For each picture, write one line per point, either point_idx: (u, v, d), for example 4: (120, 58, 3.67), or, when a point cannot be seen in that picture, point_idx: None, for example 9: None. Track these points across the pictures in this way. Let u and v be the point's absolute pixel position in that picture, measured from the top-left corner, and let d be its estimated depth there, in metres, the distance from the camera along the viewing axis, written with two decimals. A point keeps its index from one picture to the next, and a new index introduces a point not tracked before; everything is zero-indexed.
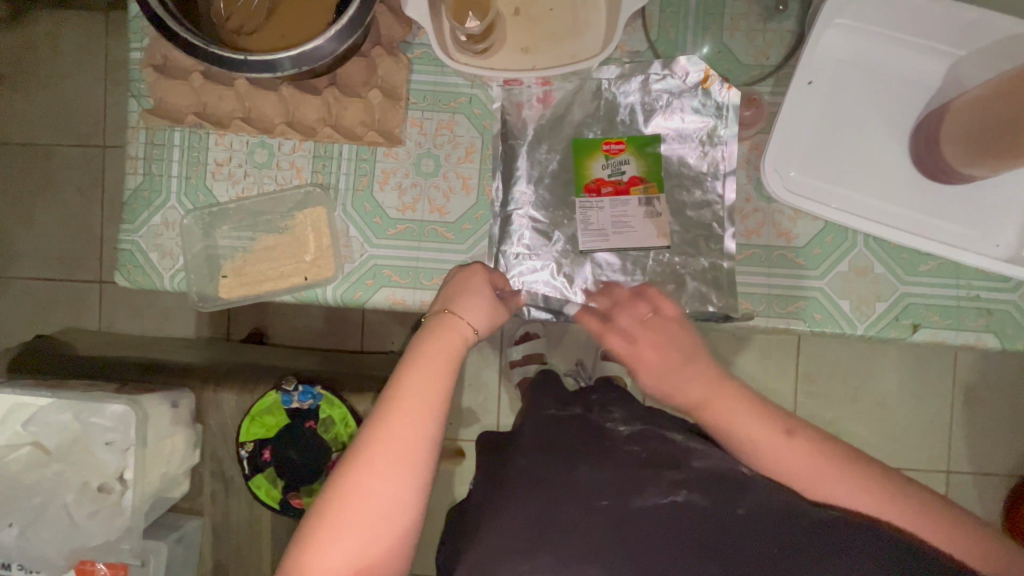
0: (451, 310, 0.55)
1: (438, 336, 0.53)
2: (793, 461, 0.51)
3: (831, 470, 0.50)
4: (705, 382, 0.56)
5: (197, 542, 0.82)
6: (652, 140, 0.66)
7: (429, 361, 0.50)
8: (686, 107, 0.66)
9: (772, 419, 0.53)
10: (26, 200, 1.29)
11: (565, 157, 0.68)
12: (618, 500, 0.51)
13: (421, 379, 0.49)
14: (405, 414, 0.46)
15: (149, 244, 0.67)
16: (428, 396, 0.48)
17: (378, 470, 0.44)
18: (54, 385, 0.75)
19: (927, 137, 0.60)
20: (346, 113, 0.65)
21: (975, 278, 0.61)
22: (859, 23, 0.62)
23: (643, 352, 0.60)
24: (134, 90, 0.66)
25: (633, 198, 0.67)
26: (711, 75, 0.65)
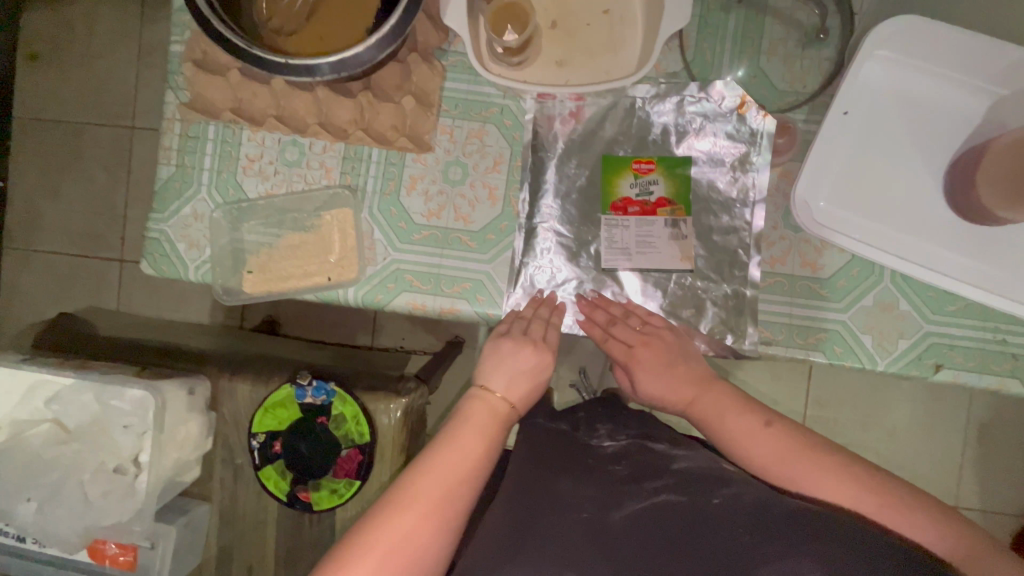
0: (493, 386, 0.60)
1: (479, 410, 0.58)
2: (767, 454, 0.53)
3: (799, 458, 0.52)
4: (694, 380, 0.60)
5: (204, 528, 0.83)
6: (683, 162, 0.66)
7: (468, 432, 0.56)
8: (719, 131, 0.65)
9: (752, 412, 0.56)
10: (55, 176, 1.31)
11: (593, 173, 0.68)
12: (598, 511, 0.49)
13: (460, 446, 0.54)
14: (456, 469, 0.52)
15: (177, 235, 0.68)
16: (477, 458, 0.54)
17: (409, 517, 0.49)
18: (77, 364, 0.77)
19: (961, 178, 0.59)
20: (378, 117, 0.65)
21: (1002, 321, 0.61)
22: (900, 55, 0.61)
23: (641, 353, 0.62)
24: (172, 82, 0.67)
25: (659, 219, 0.66)
26: (748, 101, 0.64)
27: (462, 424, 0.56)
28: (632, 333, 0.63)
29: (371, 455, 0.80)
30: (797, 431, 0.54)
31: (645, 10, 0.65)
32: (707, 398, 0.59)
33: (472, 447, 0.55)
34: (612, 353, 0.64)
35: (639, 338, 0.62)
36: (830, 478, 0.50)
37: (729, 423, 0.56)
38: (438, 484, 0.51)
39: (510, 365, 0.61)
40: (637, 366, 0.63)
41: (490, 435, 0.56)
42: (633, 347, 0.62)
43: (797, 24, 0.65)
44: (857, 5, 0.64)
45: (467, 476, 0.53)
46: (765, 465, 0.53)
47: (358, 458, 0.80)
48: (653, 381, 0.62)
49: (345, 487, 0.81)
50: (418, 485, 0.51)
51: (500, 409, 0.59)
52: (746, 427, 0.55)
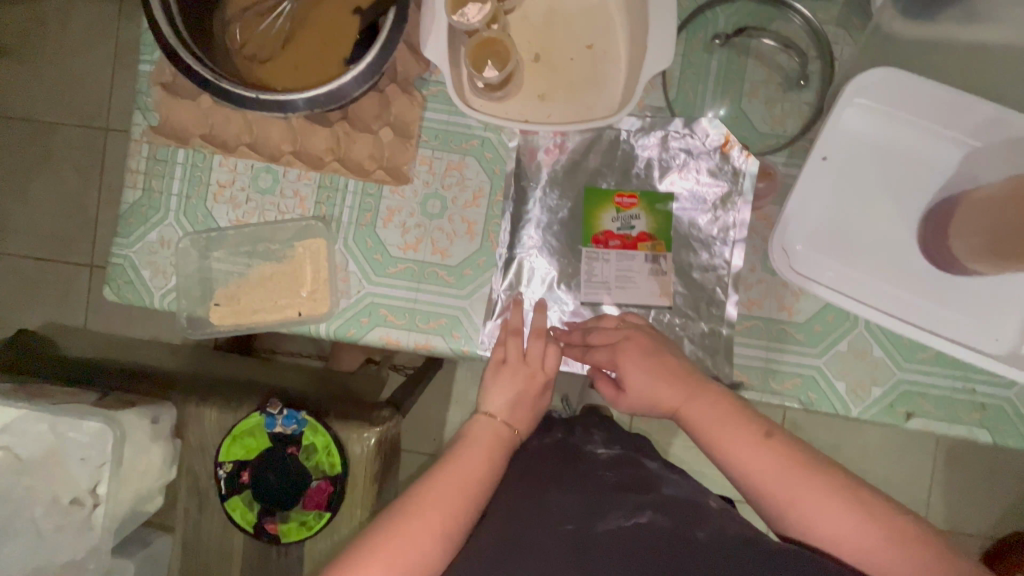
0: (498, 410, 0.59)
1: (483, 433, 0.57)
2: (764, 474, 0.49)
3: (800, 479, 0.48)
4: (681, 385, 0.56)
5: (166, 560, 0.80)
6: (664, 197, 0.66)
7: (473, 453, 0.55)
8: (702, 168, 0.65)
9: (750, 422, 0.52)
10: (22, 178, 1.27)
11: (576, 204, 0.67)
12: (583, 523, 0.50)
13: (463, 466, 0.53)
14: (454, 491, 0.51)
15: (142, 261, 0.65)
16: (475, 481, 0.53)
17: (409, 536, 0.48)
18: (32, 391, 0.73)
19: (937, 227, 0.59)
20: (354, 147, 0.64)
21: (972, 370, 0.61)
22: (879, 103, 0.61)
23: (626, 354, 0.59)
24: (140, 103, 0.65)
25: (639, 253, 0.66)
26: (732, 140, 0.64)
27: (467, 444, 0.56)
28: (612, 335, 0.60)
29: (342, 485, 0.79)
30: (797, 445, 0.51)
31: (629, 47, 0.65)
32: (700, 403, 0.54)
33: (475, 469, 0.54)
34: (595, 360, 0.61)
35: (616, 336, 0.60)
36: (831, 505, 0.47)
37: (726, 434, 0.52)
38: (441, 500, 0.51)
39: (513, 386, 0.60)
40: (623, 365, 0.58)
41: (493, 461, 0.55)
42: (617, 345, 0.60)
43: (779, 68, 0.65)
44: (838, 51, 0.64)
45: (470, 496, 0.52)
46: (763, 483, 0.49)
47: (328, 489, 0.78)
48: (638, 378, 0.57)
49: (314, 519, 0.79)
50: (421, 501, 0.50)
51: (504, 433, 0.58)
52: (744, 441, 0.51)
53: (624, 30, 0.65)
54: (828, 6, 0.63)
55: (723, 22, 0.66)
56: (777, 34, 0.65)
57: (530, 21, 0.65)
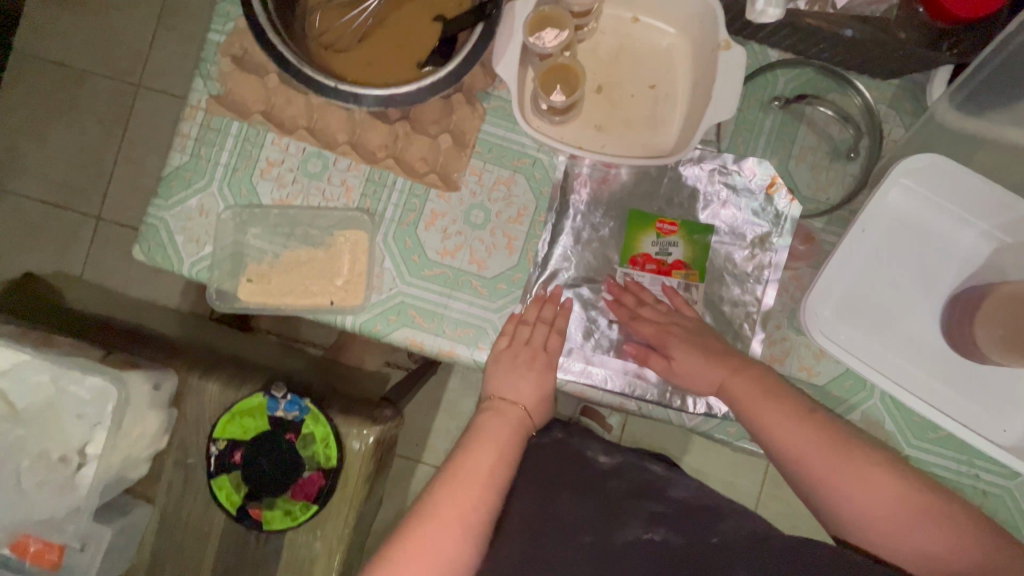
0: (508, 396, 0.61)
1: (492, 421, 0.59)
2: (817, 462, 0.52)
3: (838, 458, 0.52)
4: (722, 364, 0.60)
5: (140, 532, 0.78)
6: (704, 229, 0.67)
7: (486, 445, 0.57)
8: (745, 206, 0.66)
9: (794, 401, 0.56)
10: (44, 120, 1.25)
11: (618, 225, 0.67)
12: (602, 536, 0.52)
13: (476, 462, 0.55)
14: (462, 485, 0.53)
15: (177, 226, 0.65)
16: (483, 471, 0.55)
17: (430, 534, 0.51)
18: (37, 339, 0.72)
19: (962, 314, 0.61)
20: (409, 148, 0.65)
21: (978, 456, 0.63)
22: (920, 186, 0.63)
23: (673, 333, 0.62)
24: (203, 70, 0.65)
25: (672, 280, 0.67)
26: (778, 183, 0.66)
27: (478, 438, 0.57)
28: (659, 316, 0.64)
29: (333, 480, 0.77)
30: (847, 432, 0.54)
31: (689, 95, 0.66)
32: (749, 382, 0.58)
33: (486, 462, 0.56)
34: (641, 332, 0.64)
35: (666, 319, 0.64)
36: (864, 480, 0.51)
37: (771, 410, 0.55)
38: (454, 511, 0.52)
39: (518, 375, 0.61)
40: (669, 347, 0.62)
41: (503, 448, 0.57)
42: (664, 326, 0.63)
43: (829, 138, 0.68)
44: (887, 131, 0.67)
45: (480, 493, 0.54)
46: (814, 469, 0.53)
47: (320, 482, 0.77)
48: (684, 361, 0.61)
49: (300, 510, 0.77)
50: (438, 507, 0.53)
51: (513, 417, 0.60)
52: (787, 419, 0.55)
53: (686, 78, 0.67)
54: (883, 88, 0.66)
55: (782, 85, 0.68)
56: (834, 104, 0.67)
57: (599, 53, 0.67)
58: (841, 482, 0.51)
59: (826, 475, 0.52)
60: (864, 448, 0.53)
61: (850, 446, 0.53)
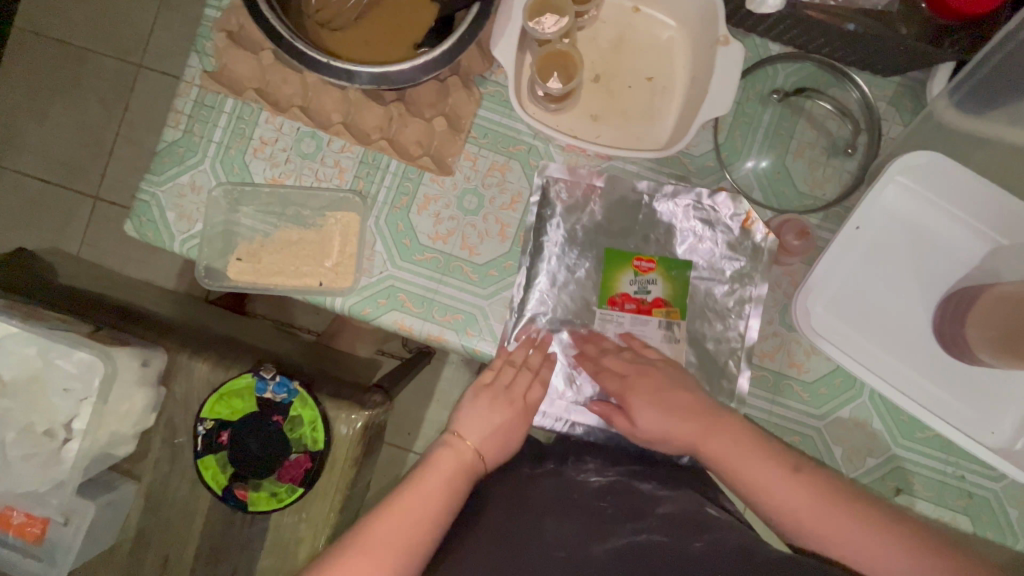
0: (466, 434, 0.60)
1: (445, 458, 0.58)
2: (794, 508, 0.51)
3: (829, 509, 0.50)
4: (694, 421, 0.57)
5: (125, 509, 0.78)
6: (683, 265, 0.65)
7: (433, 481, 0.56)
8: (722, 241, 0.65)
9: (775, 455, 0.54)
10: (42, 98, 1.24)
11: (595, 265, 0.66)
12: (578, 549, 0.51)
13: (426, 484, 0.55)
14: (406, 507, 0.53)
15: (169, 202, 0.64)
16: (431, 493, 0.54)
17: (363, 554, 0.50)
18: (27, 312, 0.72)
19: (953, 315, 0.60)
20: (405, 130, 0.64)
21: (964, 458, 0.62)
22: (916, 185, 0.62)
23: (637, 383, 0.60)
24: (199, 46, 0.64)
25: (653, 319, 0.65)
26: (754, 217, 0.64)
27: (427, 472, 0.56)
28: (623, 366, 0.61)
29: (319, 464, 0.77)
30: (817, 470, 0.53)
31: (687, 88, 0.66)
32: (718, 437, 0.55)
33: (431, 498, 0.54)
34: (605, 386, 0.61)
35: (628, 368, 0.61)
36: (859, 531, 0.49)
37: (750, 467, 0.53)
38: (388, 540, 0.51)
39: (484, 416, 0.60)
40: (633, 399, 0.59)
41: (457, 471, 0.57)
42: (629, 379, 0.60)
43: (827, 133, 0.68)
44: (886, 129, 0.66)
45: (426, 515, 0.53)
46: (796, 516, 0.51)
47: (306, 465, 0.77)
48: (651, 418, 0.58)
49: (286, 492, 0.77)
50: (373, 531, 0.51)
51: (465, 458, 0.58)
52: (767, 476, 0.53)
53: (685, 69, 0.66)
54: (884, 85, 0.66)
55: (782, 79, 0.68)
56: (833, 98, 0.68)
57: (598, 42, 0.66)
58: (828, 524, 0.50)
59: (808, 519, 0.50)
60: (852, 498, 0.51)
61: (837, 497, 0.51)
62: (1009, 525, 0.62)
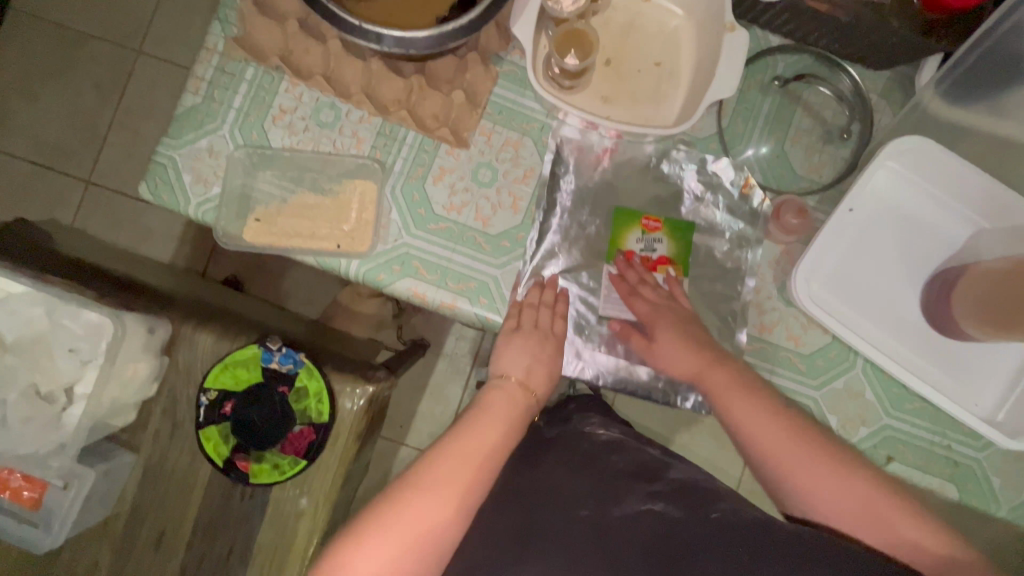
0: (518, 375, 0.61)
1: (500, 399, 0.58)
2: (763, 446, 0.56)
3: (804, 452, 0.55)
4: (700, 357, 0.62)
5: (122, 480, 0.76)
6: (687, 226, 0.68)
7: (491, 419, 0.56)
8: (722, 203, 0.69)
9: (764, 398, 0.58)
10: (39, 79, 1.23)
11: (604, 223, 0.69)
12: (599, 510, 0.53)
13: (479, 434, 0.55)
14: (465, 457, 0.53)
15: (186, 165, 0.65)
16: (487, 445, 0.54)
17: (421, 500, 0.50)
18: (32, 275, 0.71)
19: (939, 292, 0.64)
20: (423, 103, 0.66)
21: (951, 427, 0.66)
22: (905, 169, 0.66)
23: (663, 313, 0.64)
24: (222, 14, 0.66)
25: (657, 276, 0.68)
26: (753, 183, 0.68)
27: (484, 411, 0.57)
28: (656, 296, 0.65)
29: (323, 436, 0.77)
30: (806, 426, 0.57)
31: (693, 73, 0.69)
32: (716, 376, 0.60)
33: (490, 436, 0.55)
34: (635, 309, 0.65)
35: (660, 300, 0.65)
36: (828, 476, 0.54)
37: (741, 404, 0.58)
38: (454, 478, 0.51)
39: (532, 359, 0.62)
40: (655, 326, 0.64)
41: (509, 425, 0.57)
42: (657, 308, 0.65)
43: (822, 121, 0.72)
44: (878, 118, 0.70)
45: (481, 465, 0.53)
46: (767, 451, 0.56)
47: (310, 437, 0.77)
48: (664, 345, 0.63)
49: (289, 464, 0.77)
50: (438, 468, 0.52)
51: (517, 398, 0.59)
52: (757, 416, 0.57)
53: (691, 56, 0.70)
54: (875, 78, 0.70)
55: (782, 68, 0.72)
56: (831, 85, 0.72)
57: (610, 28, 0.70)
58: (796, 464, 0.55)
59: (773, 454, 0.56)
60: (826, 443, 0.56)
61: (814, 442, 0.56)
62: (991, 492, 0.66)
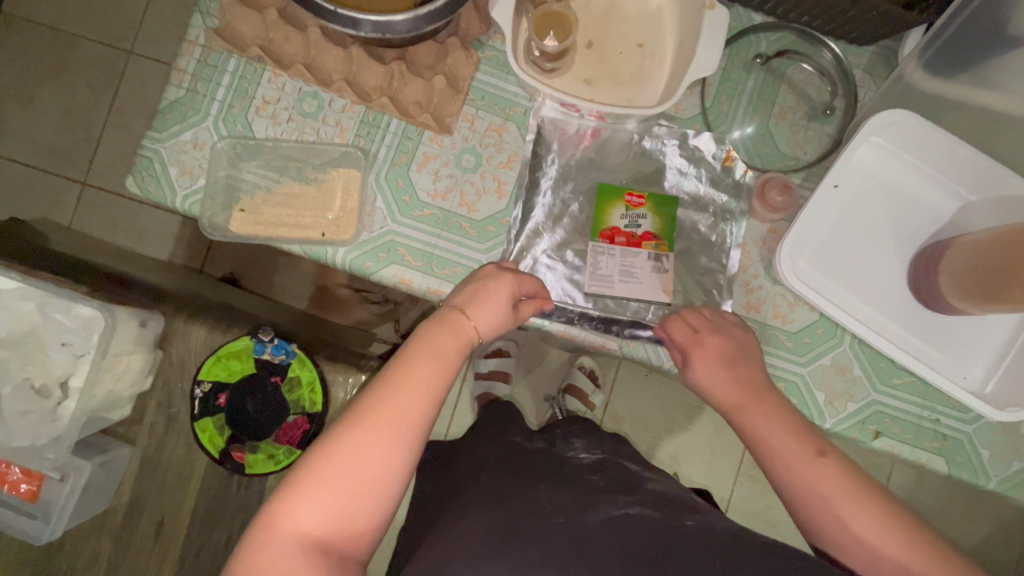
0: (465, 307, 0.56)
1: (444, 330, 0.53)
2: (806, 485, 0.51)
3: (846, 504, 0.50)
4: (746, 382, 0.58)
5: (120, 473, 0.78)
6: (671, 201, 0.68)
7: (430, 351, 0.52)
8: (705, 176, 0.69)
9: (805, 439, 0.54)
10: (32, 82, 1.24)
11: (587, 200, 0.69)
12: (573, 517, 0.52)
13: (417, 369, 0.50)
14: (401, 393, 0.48)
15: (170, 158, 0.65)
16: (428, 379, 0.50)
17: (355, 444, 0.45)
18: (24, 272, 0.72)
19: (926, 266, 0.64)
20: (405, 89, 0.66)
21: (938, 401, 0.66)
22: (889, 143, 0.66)
23: (704, 343, 0.60)
24: (202, 6, 0.66)
25: (643, 252, 0.67)
26: (734, 155, 0.69)
27: (423, 344, 0.52)
28: (703, 322, 0.62)
29: (317, 426, 0.77)
30: (845, 460, 0.53)
31: (675, 53, 0.69)
32: (755, 404, 0.57)
33: (429, 367, 0.51)
34: (672, 335, 0.63)
35: (705, 326, 0.62)
36: (875, 531, 0.48)
37: (781, 444, 0.54)
38: (391, 411, 0.47)
39: (486, 293, 0.57)
40: (695, 356, 0.61)
41: (450, 356, 0.52)
42: (699, 335, 0.61)
43: (807, 98, 0.72)
44: (861, 94, 0.70)
45: (422, 398, 0.49)
46: (806, 495, 0.51)
47: (304, 427, 0.77)
48: (705, 375, 0.60)
49: (283, 454, 0.77)
50: (374, 405, 0.47)
51: (462, 330, 0.54)
52: (796, 455, 0.53)
53: (673, 36, 0.70)
54: (859, 53, 0.70)
55: (765, 45, 0.72)
56: (813, 61, 0.72)
57: (591, 10, 0.69)
58: (837, 519, 0.50)
59: (815, 500, 0.51)
60: (876, 492, 0.50)
61: (862, 490, 0.50)
62: (981, 465, 0.65)
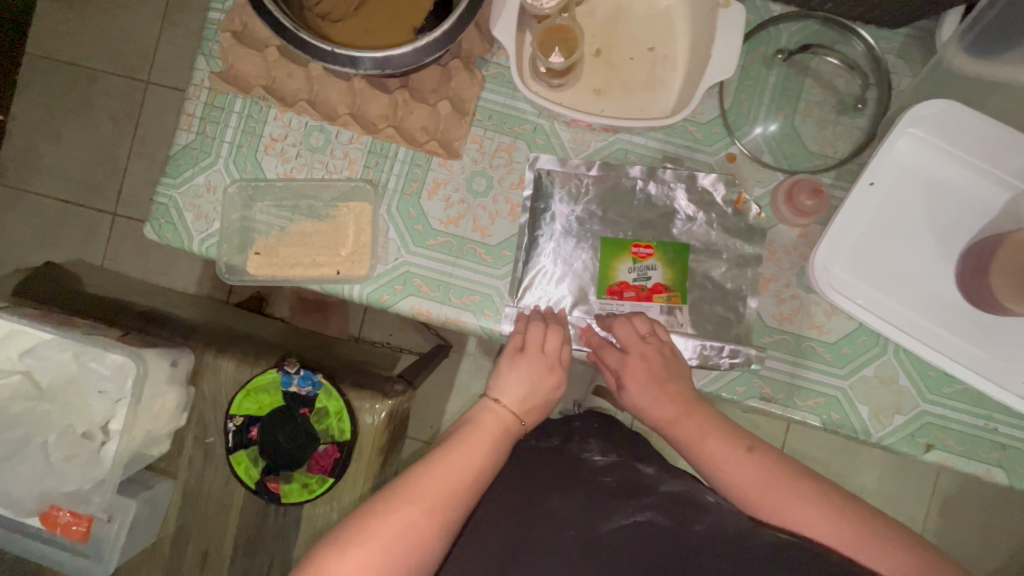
0: (506, 399, 0.59)
1: (488, 421, 0.57)
2: (743, 482, 0.52)
3: (781, 487, 0.51)
4: (681, 400, 0.58)
5: (164, 506, 0.80)
6: (681, 249, 0.65)
7: (476, 440, 0.55)
8: (713, 222, 0.66)
9: (732, 434, 0.55)
10: (58, 120, 1.27)
11: (592, 254, 0.66)
12: (586, 527, 0.51)
13: (469, 454, 0.54)
14: (450, 474, 0.52)
15: (186, 203, 0.66)
16: (474, 469, 0.53)
17: (405, 513, 0.49)
18: (60, 322, 0.74)
19: (975, 265, 0.59)
20: (409, 117, 0.65)
21: (996, 409, 0.62)
22: (930, 135, 0.61)
23: (632, 364, 0.60)
24: (205, 49, 0.66)
25: (654, 305, 0.65)
26: (745, 198, 0.65)
27: (468, 434, 0.56)
28: (631, 339, 0.61)
29: (348, 454, 0.77)
30: (774, 453, 0.54)
31: (689, 55, 0.65)
32: (689, 421, 0.57)
33: (477, 456, 0.54)
34: (606, 359, 0.62)
35: (635, 346, 0.61)
36: (812, 504, 0.50)
37: (711, 442, 0.55)
38: (441, 488, 0.51)
39: (528, 383, 0.60)
40: (626, 375, 0.61)
41: (498, 447, 0.56)
42: (627, 356, 0.61)
43: (835, 90, 0.68)
44: (896, 81, 0.65)
45: (469, 486, 0.52)
46: (745, 491, 0.52)
47: (334, 455, 0.77)
48: (640, 396, 0.60)
49: (317, 483, 0.77)
50: (417, 486, 0.50)
51: (507, 420, 0.58)
52: (726, 451, 0.54)
53: (685, 36, 0.66)
54: (890, 37, 0.65)
55: (786, 39, 0.68)
56: (841, 54, 0.67)
57: (597, 16, 0.66)
58: (774, 500, 0.51)
59: (755, 494, 0.52)
60: (804, 474, 0.52)
61: (792, 472, 0.52)
62: None
